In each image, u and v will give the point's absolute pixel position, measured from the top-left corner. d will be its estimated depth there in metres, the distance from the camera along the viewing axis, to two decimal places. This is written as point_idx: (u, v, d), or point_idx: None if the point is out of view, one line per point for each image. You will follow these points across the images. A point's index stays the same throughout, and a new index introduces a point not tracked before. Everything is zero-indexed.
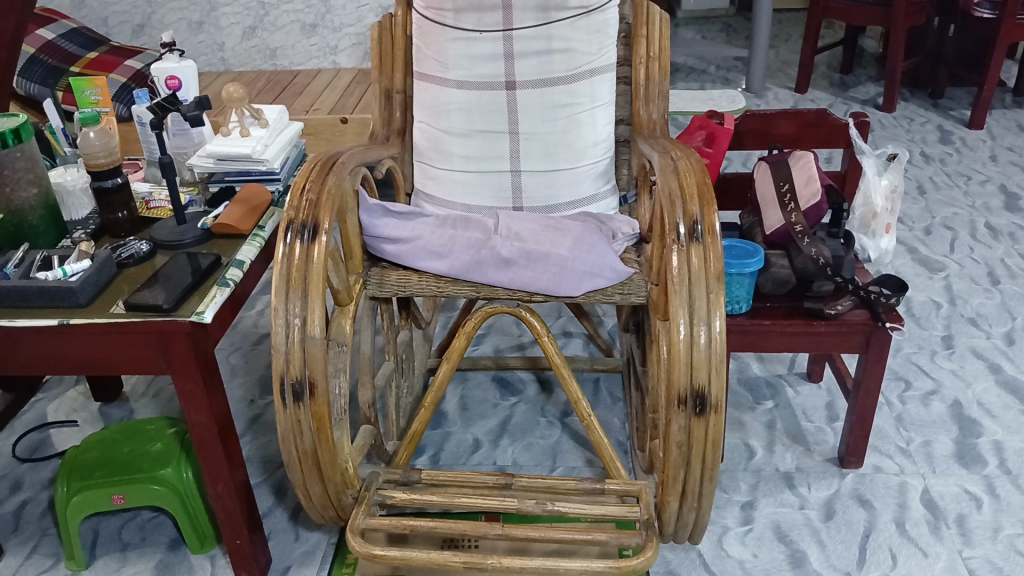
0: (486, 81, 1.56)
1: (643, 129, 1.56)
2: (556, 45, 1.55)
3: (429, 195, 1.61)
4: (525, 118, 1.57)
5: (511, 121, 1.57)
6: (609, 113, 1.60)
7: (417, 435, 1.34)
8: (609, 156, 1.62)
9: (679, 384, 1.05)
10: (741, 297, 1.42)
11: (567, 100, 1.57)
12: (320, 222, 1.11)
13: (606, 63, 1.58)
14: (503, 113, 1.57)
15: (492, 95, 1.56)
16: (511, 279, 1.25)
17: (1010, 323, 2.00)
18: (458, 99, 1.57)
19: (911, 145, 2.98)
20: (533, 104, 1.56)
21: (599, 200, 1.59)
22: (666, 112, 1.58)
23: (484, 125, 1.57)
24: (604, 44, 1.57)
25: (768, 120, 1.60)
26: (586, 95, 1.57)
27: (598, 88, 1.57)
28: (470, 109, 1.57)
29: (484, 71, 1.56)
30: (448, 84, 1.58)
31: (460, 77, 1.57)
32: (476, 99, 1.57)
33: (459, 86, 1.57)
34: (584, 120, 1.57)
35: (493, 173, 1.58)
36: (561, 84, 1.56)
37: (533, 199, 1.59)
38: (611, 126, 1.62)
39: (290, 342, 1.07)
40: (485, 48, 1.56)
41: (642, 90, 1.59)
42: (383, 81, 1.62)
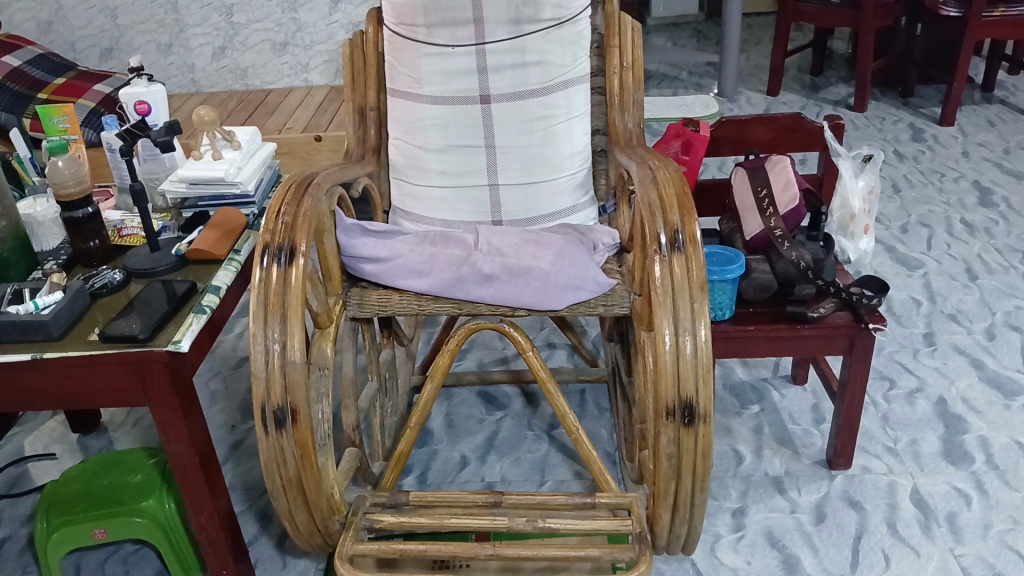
0: (461, 96, 1.55)
1: (621, 139, 1.56)
2: (530, 58, 1.55)
3: (407, 212, 1.60)
4: (501, 131, 1.56)
5: (488, 134, 1.56)
6: (585, 124, 1.60)
7: (403, 456, 1.31)
8: (586, 167, 1.61)
9: (665, 395, 1.04)
10: (724, 304, 1.42)
11: (544, 112, 1.56)
12: (297, 245, 1.09)
13: (582, 75, 1.58)
14: (479, 128, 1.56)
15: (467, 109, 1.55)
16: (493, 294, 1.23)
17: (990, 318, 2.02)
18: (433, 114, 1.56)
19: (884, 144, 3.01)
20: (508, 117, 1.55)
21: (578, 212, 1.59)
22: (642, 121, 1.58)
23: (460, 140, 1.56)
24: (578, 55, 1.57)
25: (744, 125, 1.59)
26: (562, 107, 1.57)
27: (574, 99, 1.57)
28: (445, 123, 1.56)
29: (459, 86, 1.55)
30: (423, 100, 1.57)
31: (435, 92, 1.56)
32: (452, 114, 1.56)
33: (434, 102, 1.56)
34: (560, 132, 1.57)
35: (471, 188, 1.57)
36: (536, 97, 1.56)
37: (512, 213, 1.57)
38: (587, 137, 1.62)
39: (270, 368, 1.05)
40: (459, 62, 1.55)
41: (617, 100, 1.59)
42: (359, 99, 1.61)
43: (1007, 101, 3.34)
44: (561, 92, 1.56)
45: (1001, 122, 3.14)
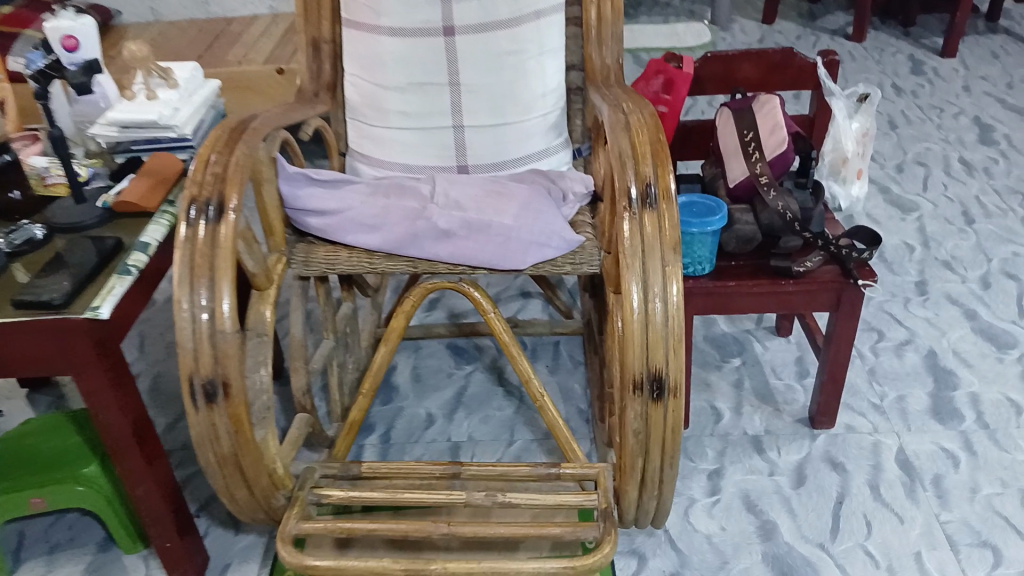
0: (422, 28, 1.42)
1: (597, 76, 1.45)
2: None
3: (364, 155, 1.48)
4: (467, 68, 1.43)
5: (451, 71, 1.43)
6: (558, 60, 1.48)
7: (356, 425, 1.22)
8: (559, 108, 1.49)
9: (633, 366, 0.95)
10: (704, 258, 1.33)
11: (514, 46, 1.43)
12: (227, 200, 1.00)
13: (556, 7, 1.45)
14: (443, 63, 1.43)
15: (430, 42, 1.42)
16: (450, 252, 1.12)
17: (986, 265, 1.93)
18: (393, 48, 1.43)
19: (882, 77, 2.87)
20: (475, 52, 1.43)
21: (550, 155, 1.48)
22: (620, 57, 1.47)
23: (422, 77, 1.43)
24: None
25: (731, 59, 1.45)
26: (533, 41, 1.44)
27: (545, 33, 1.44)
28: (407, 59, 1.43)
29: (421, 17, 1.41)
30: (381, 32, 1.43)
31: (395, 23, 1.42)
32: (414, 48, 1.42)
33: (393, 34, 1.43)
34: (531, 68, 1.45)
35: (435, 130, 1.45)
36: (505, 29, 1.42)
37: (479, 156, 1.46)
38: (561, 73, 1.50)
39: (198, 337, 0.95)
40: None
41: (594, 35, 1.47)
42: (315, 29, 1.49)
43: (1012, 31, 3.19)
44: (532, 25, 1.43)
45: (1005, 54, 2.99)
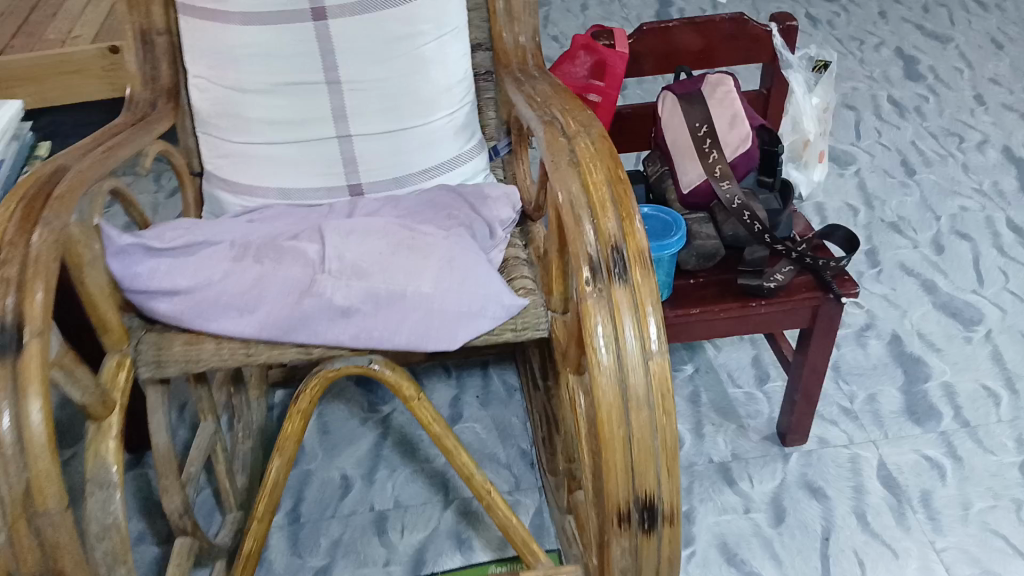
0: (283, 10, 1.10)
1: (512, 59, 1.19)
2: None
3: (224, 178, 1.17)
4: (348, 59, 1.13)
5: (329, 66, 1.12)
6: (461, 41, 1.18)
7: (254, 555, 0.96)
8: (469, 102, 1.21)
9: (617, 494, 0.72)
10: (660, 284, 1.11)
11: (406, 29, 1.12)
12: (30, 323, 0.71)
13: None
14: (317, 56, 1.12)
15: (295, 30, 1.11)
16: (354, 335, 0.86)
17: (935, 225, 1.79)
18: (246, 39, 1.11)
19: (795, 7, 2.67)
20: (356, 39, 1.12)
21: (461, 163, 1.21)
22: (537, 32, 1.21)
23: (289, 75, 1.12)
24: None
25: (669, 32, 1.20)
26: (431, 22, 1.14)
27: (444, 8, 1.14)
28: (267, 54, 1.11)
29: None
30: (230, 19, 1.10)
31: (246, 8, 1.10)
32: (275, 39, 1.11)
33: (246, 21, 1.10)
34: (430, 55, 1.15)
35: (314, 142, 1.15)
36: (393, 7, 1.11)
37: (374, 171, 1.17)
38: (467, 57, 1.21)
39: (12, 533, 0.67)
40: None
41: (504, 8, 1.20)
42: (139, 20, 1.17)
43: None
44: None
45: None
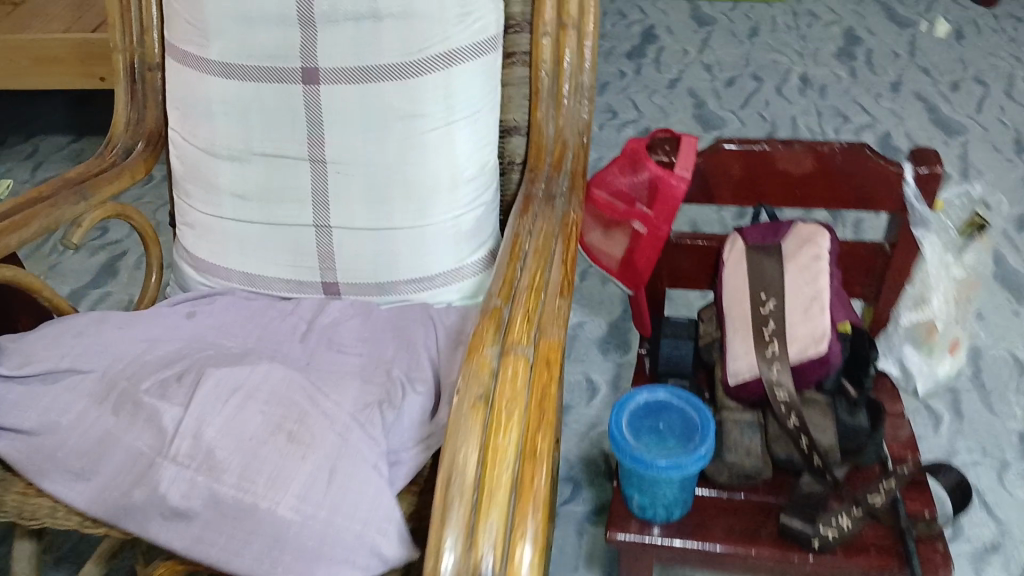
0: (268, 66, 0.93)
1: (545, 156, 0.94)
2: (383, 6, 0.89)
3: (190, 252, 1.00)
4: (337, 133, 0.93)
5: (314, 139, 0.93)
6: (482, 128, 0.94)
7: None
8: (485, 203, 0.97)
9: None
10: (669, 503, 0.80)
11: (405, 108, 0.91)
12: None
13: (479, 45, 0.91)
14: (302, 122, 0.93)
15: (278, 89, 0.93)
16: (187, 546, 0.66)
17: None
18: (224, 92, 0.94)
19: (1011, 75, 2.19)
20: (347, 111, 0.92)
21: (460, 279, 0.97)
22: (584, 132, 0.96)
23: (265, 142, 0.94)
24: (469, 8, 0.90)
25: (764, 157, 0.89)
26: (437, 101, 0.91)
27: (458, 86, 0.91)
28: (245, 113, 0.94)
29: (264, 50, 0.92)
30: (209, 67, 0.94)
31: (227, 55, 0.93)
32: (254, 95, 0.94)
33: (226, 73, 0.94)
34: (435, 143, 0.92)
35: (286, 227, 0.96)
36: (396, 80, 0.91)
37: (351, 272, 0.96)
38: (491, 147, 0.96)
39: None
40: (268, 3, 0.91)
41: (549, 88, 0.96)
42: (133, 51, 1.02)
43: None
44: (434, 72, 0.90)
45: None
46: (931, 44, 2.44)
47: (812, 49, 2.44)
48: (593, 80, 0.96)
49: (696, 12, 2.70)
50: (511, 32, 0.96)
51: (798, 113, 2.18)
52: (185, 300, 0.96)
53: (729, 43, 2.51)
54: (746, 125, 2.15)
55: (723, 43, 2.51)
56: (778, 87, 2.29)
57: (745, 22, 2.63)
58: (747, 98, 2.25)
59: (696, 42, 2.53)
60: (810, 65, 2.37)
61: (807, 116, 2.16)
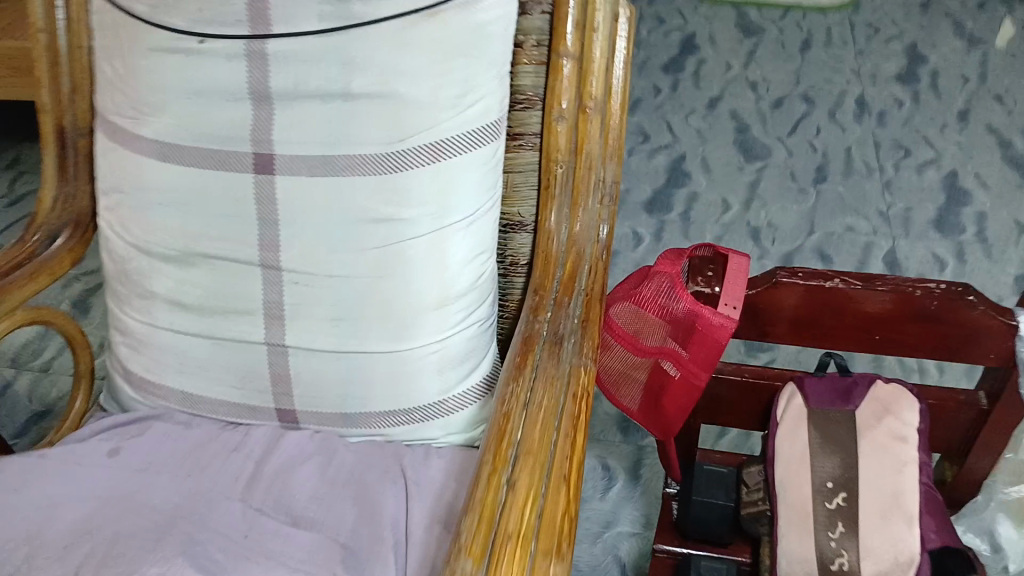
0: (211, 149, 0.75)
1: (554, 271, 0.76)
2: (356, 84, 0.70)
3: (121, 360, 0.84)
4: (297, 237, 0.75)
5: (265, 243, 0.76)
6: (478, 233, 0.76)
7: None
8: (480, 323, 0.78)
9: None
10: None
11: (380, 211, 0.72)
12: None
13: (477, 131, 0.73)
14: (253, 220, 0.76)
15: (226, 180, 0.75)
16: None
17: None
18: (160, 179, 0.77)
19: None
20: (309, 210, 0.74)
21: (446, 414, 0.79)
22: (605, 236, 0.77)
23: (209, 241, 0.77)
24: (466, 88, 0.71)
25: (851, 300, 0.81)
26: (425, 202, 0.72)
27: (449, 186, 0.73)
28: (184, 205, 0.77)
29: (208, 131, 0.75)
30: (144, 147, 0.77)
31: (165, 135, 0.76)
32: (197, 185, 0.76)
33: (161, 154, 0.76)
34: (417, 254, 0.73)
35: (232, 343, 0.79)
36: (370, 176, 0.72)
37: (311, 400, 0.79)
38: (489, 254, 0.77)
39: None
40: (214, 74, 0.73)
41: (565, 181, 0.78)
42: (61, 114, 0.86)
43: None
44: (421, 167, 0.72)
45: None
46: (1003, 68, 2.20)
47: (871, 68, 2.21)
48: (619, 174, 0.78)
49: (742, 18, 2.47)
50: (516, 109, 0.78)
51: (852, 145, 1.96)
52: (113, 426, 0.81)
53: (777, 56, 2.29)
54: (793, 157, 1.94)
55: (771, 56, 2.29)
56: (831, 111, 2.07)
57: (796, 32, 2.40)
58: (796, 124, 2.04)
59: (740, 53, 2.31)
60: (868, 87, 2.14)
61: (861, 149, 1.95)
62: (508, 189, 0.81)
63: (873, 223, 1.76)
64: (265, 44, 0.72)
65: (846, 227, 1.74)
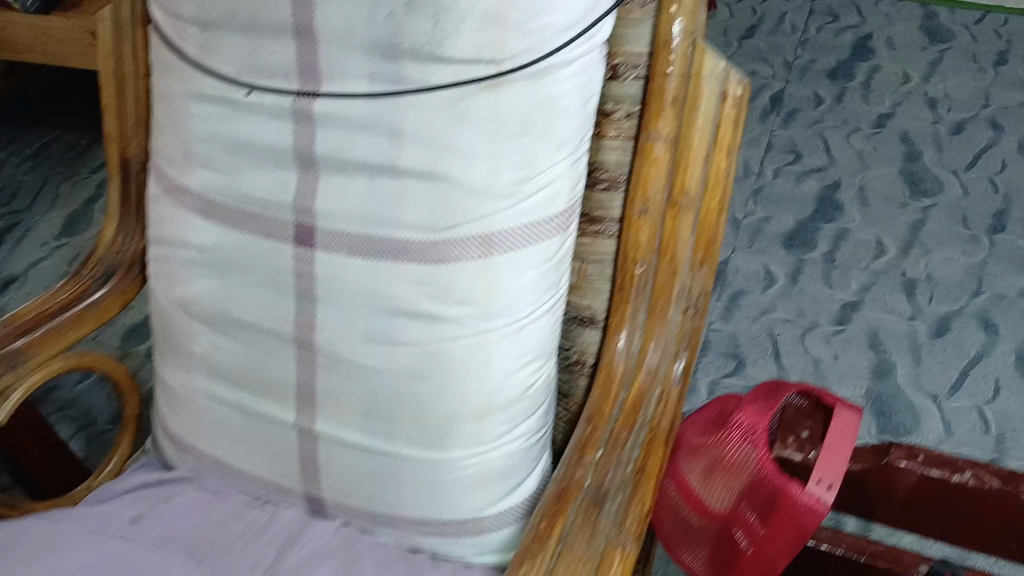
0: (252, 211, 0.69)
1: (615, 394, 0.65)
2: (405, 160, 0.61)
3: (163, 415, 0.81)
4: (334, 320, 0.67)
5: (302, 320, 0.68)
6: (531, 338, 0.65)
7: None
8: (525, 435, 0.68)
9: None
10: None
11: (419, 305, 0.64)
12: None
13: (539, 222, 0.62)
14: (290, 293, 0.69)
15: (264, 246, 0.69)
16: None
17: None
18: (201, 235, 0.71)
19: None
20: (346, 293, 0.66)
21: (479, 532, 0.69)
22: (681, 356, 0.66)
23: (245, 309, 0.71)
24: (528, 175, 0.60)
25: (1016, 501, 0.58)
26: (471, 299, 0.63)
27: (497, 285, 0.62)
28: (222, 268, 0.71)
29: (250, 190, 0.68)
30: (187, 199, 0.71)
31: (208, 189, 0.70)
32: (235, 247, 0.70)
33: (203, 210, 0.71)
34: (457, 357, 0.64)
35: (264, 420, 0.73)
36: (410, 263, 0.63)
37: (339, 490, 0.72)
38: (543, 360, 0.67)
39: None
40: (254, 130, 0.66)
41: (645, 285, 0.65)
42: (124, 145, 0.81)
43: None
44: (468, 260, 0.62)
45: None
46: None
47: None
48: (709, 284, 0.67)
49: (929, 21, 2.19)
50: (596, 189, 0.66)
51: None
52: (146, 487, 0.78)
53: (965, 70, 2.01)
54: (968, 195, 1.69)
55: (958, 69, 2.00)
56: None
57: (991, 43, 2.10)
58: (977, 155, 1.78)
59: (920, 61, 2.03)
60: None
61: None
62: (581, 279, 0.69)
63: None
64: (309, 103, 0.64)
65: (1020, 290, 1.51)
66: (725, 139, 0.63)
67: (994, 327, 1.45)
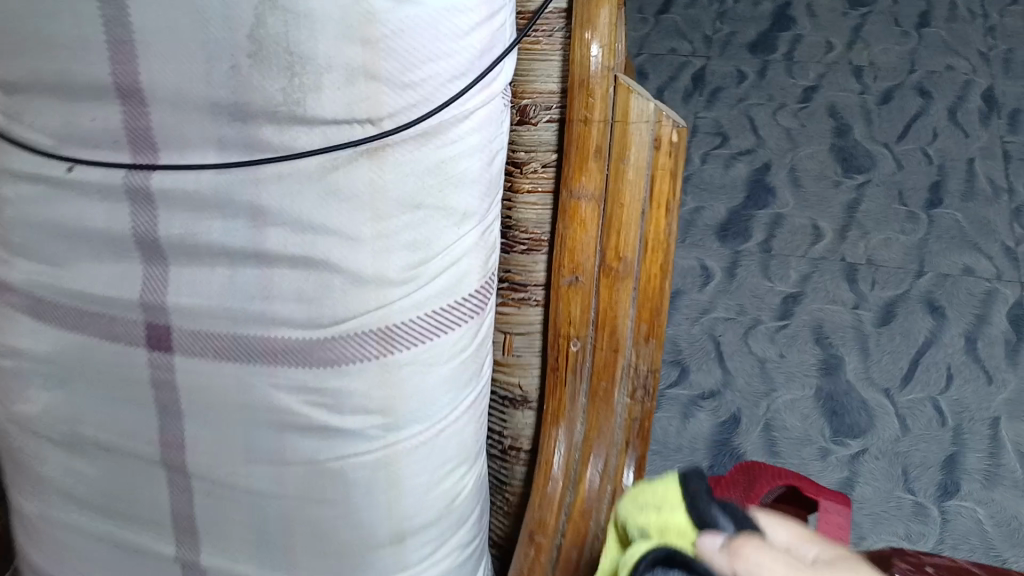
0: (93, 311, 0.55)
1: (559, 505, 0.61)
2: (272, 245, 0.49)
3: (22, 548, 0.68)
4: (207, 437, 0.56)
5: (168, 439, 0.57)
6: (451, 439, 0.54)
7: None
8: (456, 541, 0.59)
9: None
10: None
11: (305, 419, 0.52)
12: None
13: (446, 309, 0.51)
14: (151, 406, 0.56)
15: (112, 353, 0.56)
16: None
17: None
18: (35, 342, 0.57)
19: None
20: (218, 407, 0.55)
21: None
22: (631, 446, 0.62)
23: (101, 428, 0.58)
24: (428, 256, 0.49)
25: None
26: (371, 409, 0.51)
27: (403, 389, 0.51)
28: (65, 379, 0.58)
29: (88, 286, 0.55)
30: (14, 299, 0.57)
31: (36, 286, 0.56)
32: (79, 354, 0.57)
33: (34, 311, 0.57)
34: (361, 476, 0.53)
35: (141, 553, 0.62)
36: (292, 369, 0.51)
37: None
38: (467, 459, 0.56)
39: None
40: (86, 213, 0.53)
41: (582, 363, 0.62)
42: None
43: None
44: (364, 361, 0.50)
45: None
46: None
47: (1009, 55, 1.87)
48: (658, 359, 0.61)
49: None
50: (515, 250, 0.62)
51: (974, 155, 1.63)
52: None
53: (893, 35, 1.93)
54: (900, 168, 1.62)
55: (887, 34, 1.93)
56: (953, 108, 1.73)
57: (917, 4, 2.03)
58: (909, 125, 1.70)
59: (848, 29, 1.95)
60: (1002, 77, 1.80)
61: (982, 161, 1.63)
62: (505, 356, 0.64)
63: (998, 262, 1.46)
64: (146, 177, 0.51)
65: (963, 266, 1.45)
66: (661, 196, 0.57)
67: (942, 308, 1.38)
